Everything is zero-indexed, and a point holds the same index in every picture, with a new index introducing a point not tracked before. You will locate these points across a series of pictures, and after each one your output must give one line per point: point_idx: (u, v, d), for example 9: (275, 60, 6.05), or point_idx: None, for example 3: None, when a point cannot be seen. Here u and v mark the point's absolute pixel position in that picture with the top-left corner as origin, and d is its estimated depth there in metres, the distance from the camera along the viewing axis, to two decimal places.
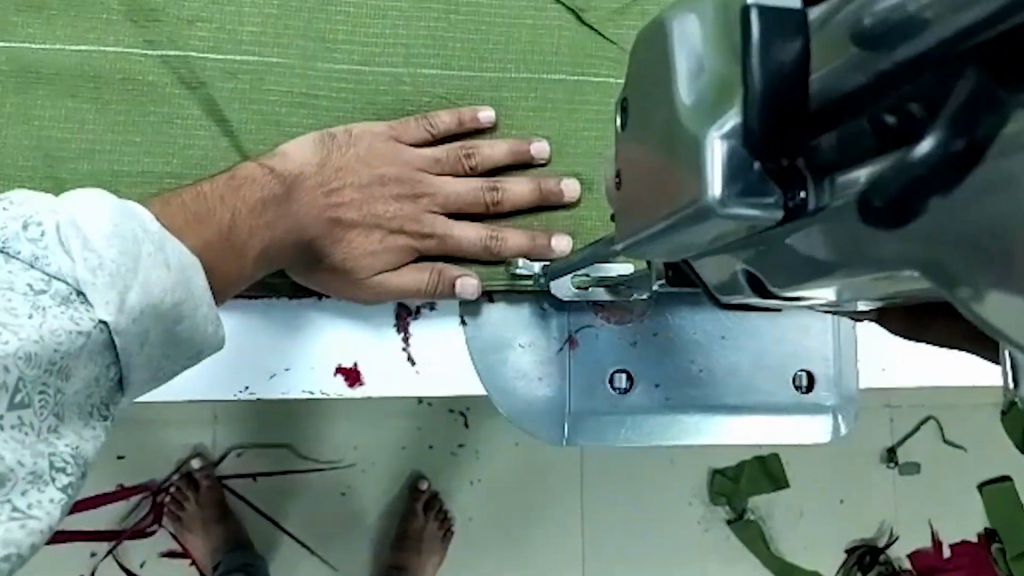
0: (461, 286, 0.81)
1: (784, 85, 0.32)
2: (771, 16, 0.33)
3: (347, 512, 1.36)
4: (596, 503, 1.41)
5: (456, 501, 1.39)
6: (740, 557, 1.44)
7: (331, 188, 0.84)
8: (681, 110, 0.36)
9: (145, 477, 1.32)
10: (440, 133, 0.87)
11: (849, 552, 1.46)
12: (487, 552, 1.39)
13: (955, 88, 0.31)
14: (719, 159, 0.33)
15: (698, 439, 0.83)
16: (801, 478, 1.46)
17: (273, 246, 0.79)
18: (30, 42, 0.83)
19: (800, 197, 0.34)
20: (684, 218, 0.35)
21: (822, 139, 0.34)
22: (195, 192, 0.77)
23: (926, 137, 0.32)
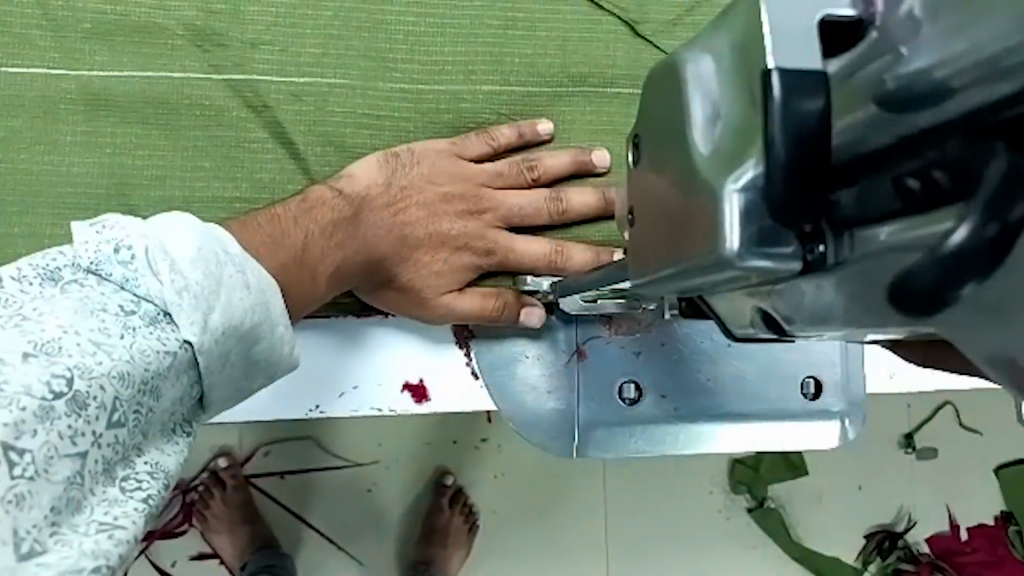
0: (528, 314, 0.84)
1: (810, 142, 0.31)
2: (798, 71, 0.31)
3: (372, 510, 1.37)
4: (620, 497, 1.42)
5: (479, 494, 1.40)
6: (761, 544, 1.46)
7: (395, 207, 0.86)
8: (695, 161, 0.35)
9: None
10: (500, 146, 0.88)
11: (868, 538, 1.48)
12: (512, 543, 1.40)
13: (983, 161, 0.29)
14: (736, 212, 0.32)
15: (708, 446, 0.86)
16: (823, 464, 1.48)
17: (341, 268, 0.82)
18: (99, 70, 0.83)
19: (818, 251, 0.33)
20: (698, 266, 0.34)
21: (843, 193, 0.33)
22: (269, 215, 0.79)
23: (959, 226, 0.28)
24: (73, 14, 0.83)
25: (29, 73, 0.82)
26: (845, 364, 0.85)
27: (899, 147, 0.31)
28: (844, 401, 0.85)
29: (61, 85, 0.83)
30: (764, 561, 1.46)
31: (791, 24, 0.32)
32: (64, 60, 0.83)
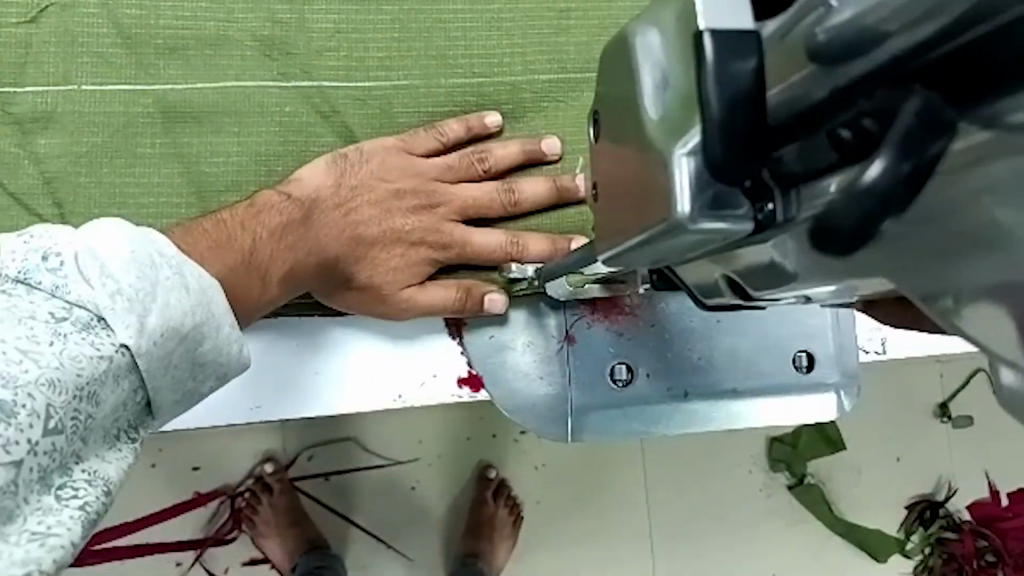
0: (490, 303, 0.82)
1: (742, 107, 0.34)
2: (729, 37, 0.34)
3: (415, 507, 1.38)
4: (661, 481, 1.44)
5: (522, 486, 1.41)
6: (803, 521, 1.47)
7: (349, 207, 0.85)
8: (647, 124, 0.38)
9: (220, 482, 1.34)
10: (449, 141, 0.88)
11: (909, 508, 1.48)
12: (557, 533, 1.42)
13: (901, 110, 0.34)
14: (686, 176, 0.35)
15: (703, 424, 0.85)
16: (861, 439, 1.49)
17: (296, 267, 0.81)
18: (172, 83, 0.85)
19: (768, 209, 0.36)
20: (654, 233, 0.38)
21: (785, 151, 0.37)
22: (215, 220, 0.79)
23: (875, 164, 0.35)
24: (147, 30, 0.85)
25: (109, 90, 0.84)
26: (837, 337, 0.85)
27: (835, 100, 0.35)
28: (839, 371, 0.86)
29: (136, 99, 0.84)
30: (808, 539, 1.47)
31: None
32: (139, 74, 0.84)
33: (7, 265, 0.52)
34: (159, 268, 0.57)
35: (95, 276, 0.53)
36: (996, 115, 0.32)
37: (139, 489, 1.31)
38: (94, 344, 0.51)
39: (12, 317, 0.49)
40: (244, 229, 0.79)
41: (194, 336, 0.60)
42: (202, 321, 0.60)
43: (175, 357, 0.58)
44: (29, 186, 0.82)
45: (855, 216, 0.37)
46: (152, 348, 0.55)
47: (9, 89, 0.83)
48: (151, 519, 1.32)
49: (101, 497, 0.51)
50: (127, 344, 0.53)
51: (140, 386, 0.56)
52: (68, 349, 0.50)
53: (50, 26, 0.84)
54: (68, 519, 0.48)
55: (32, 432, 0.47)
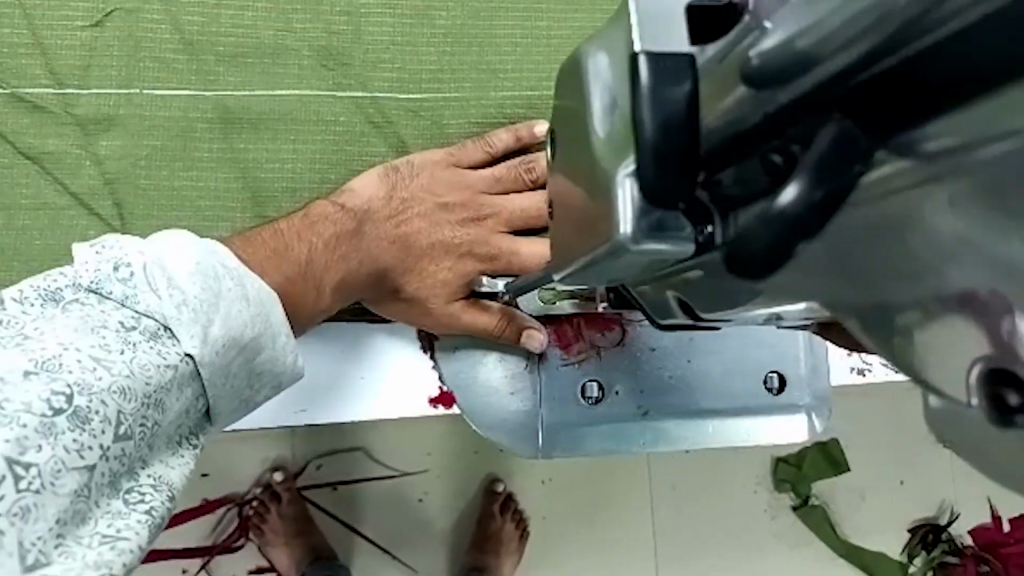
0: (530, 341, 0.87)
1: (678, 129, 0.37)
2: (665, 64, 0.37)
3: (421, 519, 1.39)
4: (667, 499, 1.44)
5: (528, 501, 1.41)
6: (807, 542, 1.47)
7: (400, 219, 0.95)
8: (596, 145, 0.41)
9: (228, 490, 1.34)
10: (495, 152, 0.97)
11: (912, 532, 1.49)
12: (561, 548, 1.42)
13: (817, 141, 0.37)
14: (629, 196, 0.38)
15: (672, 442, 0.88)
16: (867, 462, 1.49)
17: (350, 275, 0.90)
18: (231, 90, 0.95)
19: (707, 231, 0.40)
20: (602, 253, 0.41)
21: (725, 175, 0.42)
22: (276, 229, 0.89)
23: (790, 189, 0.37)
24: (209, 38, 0.95)
25: (168, 95, 0.94)
26: (808, 360, 0.88)
27: (767, 126, 0.38)
28: (811, 395, 0.88)
29: (197, 104, 0.94)
30: (812, 560, 1.47)
31: (660, 27, 0.38)
32: (200, 81, 0.94)
33: (83, 275, 0.62)
34: (221, 280, 0.67)
35: (163, 289, 0.63)
36: (918, 141, 0.34)
37: None
38: (162, 352, 0.60)
39: (87, 325, 0.58)
40: (301, 238, 0.89)
41: (250, 348, 0.69)
42: (257, 334, 0.70)
43: (233, 366, 0.68)
44: (89, 186, 0.92)
45: (760, 243, 0.39)
46: (213, 358, 0.64)
47: (75, 90, 0.93)
48: None
49: (164, 501, 0.58)
50: (190, 353, 0.62)
51: (200, 394, 0.64)
52: (139, 358, 0.58)
53: (114, 31, 0.94)
54: (136, 523, 0.55)
55: (105, 438, 0.54)
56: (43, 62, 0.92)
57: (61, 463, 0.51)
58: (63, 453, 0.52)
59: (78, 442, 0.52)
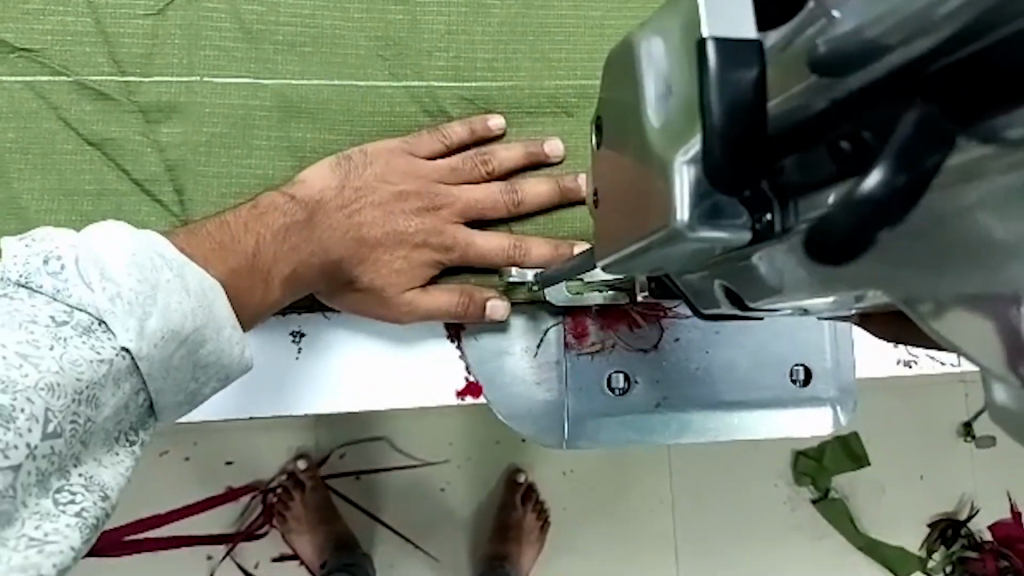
0: (494, 308, 0.84)
1: (747, 112, 0.35)
2: (729, 49, 0.35)
3: (444, 509, 1.39)
4: (685, 491, 1.45)
5: (550, 491, 1.42)
6: (827, 534, 1.47)
7: (350, 207, 0.85)
8: (650, 132, 0.39)
9: (253, 478, 1.35)
10: (453, 144, 0.88)
11: (931, 526, 1.49)
12: (583, 539, 1.43)
13: (899, 126, 0.33)
14: (686, 184, 0.36)
15: (697, 434, 0.85)
16: (886, 455, 1.50)
17: (299, 270, 0.82)
18: (290, 79, 0.88)
19: (766, 219, 0.37)
20: (655, 241, 0.39)
21: (787, 161, 0.38)
22: (220, 222, 0.80)
23: (873, 173, 0.33)
24: (268, 27, 0.88)
25: (230, 83, 0.87)
26: (835, 353, 0.85)
27: (835, 112, 0.35)
28: (836, 388, 0.85)
29: (256, 94, 0.87)
30: (832, 554, 1.47)
31: (721, 9, 0.36)
32: (259, 68, 0.88)
33: (13, 269, 0.56)
34: (158, 271, 0.60)
35: (96, 282, 0.56)
36: (998, 128, 0.32)
37: (174, 481, 1.33)
38: (95, 348, 0.54)
39: (14, 321, 0.52)
40: (247, 232, 0.80)
41: (195, 339, 0.62)
42: (202, 324, 0.63)
43: (175, 360, 0.61)
44: (152, 173, 0.85)
45: (841, 227, 0.34)
46: (153, 351, 0.58)
47: (138, 78, 0.86)
48: (183, 512, 1.33)
49: (98, 503, 0.54)
50: (127, 347, 0.56)
51: (142, 388, 0.59)
52: (69, 353, 0.52)
53: (176, 20, 0.87)
54: (66, 526, 0.51)
55: (32, 436, 0.50)
56: (106, 50, 0.85)
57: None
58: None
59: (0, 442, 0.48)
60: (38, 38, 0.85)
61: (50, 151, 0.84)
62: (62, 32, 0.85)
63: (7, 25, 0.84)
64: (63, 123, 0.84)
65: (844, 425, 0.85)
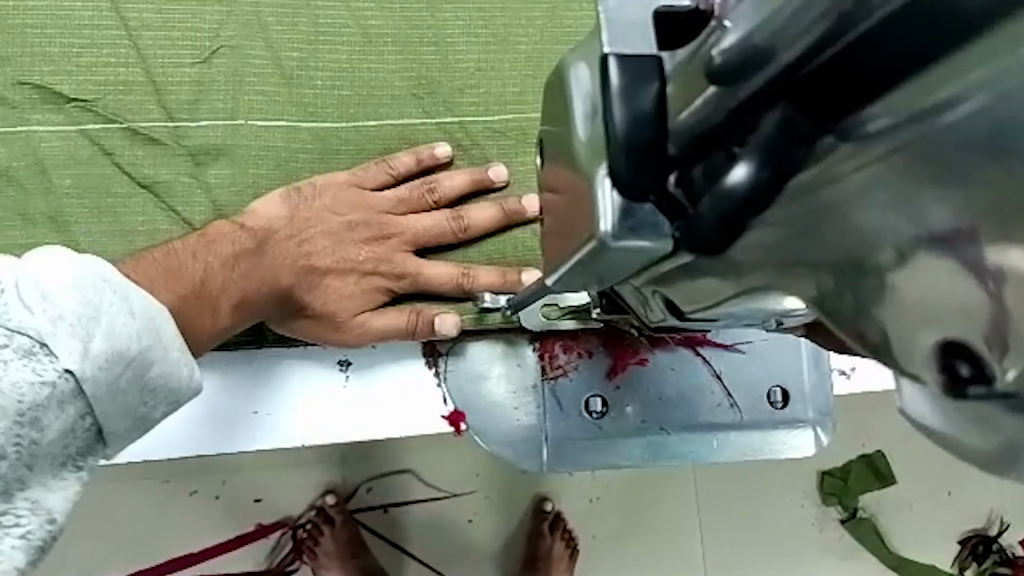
0: (440, 323, 0.85)
1: (644, 124, 0.39)
2: (635, 66, 0.39)
3: (469, 541, 1.40)
4: (710, 517, 1.45)
5: (576, 520, 1.42)
6: (858, 555, 1.46)
7: (301, 237, 0.89)
8: (576, 146, 0.43)
9: (282, 514, 1.36)
10: (400, 173, 0.92)
11: (962, 544, 1.48)
12: (611, 566, 1.43)
13: (762, 128, 0.37)
14: (611, 197, 0.39)
15: (676, 455, 0.88)
16: (914, 475, 1.48)
17: (249, 297, 0.85)
18: (329, 121, 0.93)
19: (678, 227, 0.40)
20: (588, 253, 0.42)
21: (695, 171, 0.40)
22: (167, 250, 0.84)
23: (740, 169, 0.38)
24: (306, 74, 0.94)
25: (272, 127, 0.92)
26: (811, 374, 0.89)
27: (732, 122, 0.38)
28: (815, 410, 0.88)
29: (297, 135, 0.92)
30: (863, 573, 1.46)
31: (630, 26, 0.40)
32: (300, 113, 0.93)
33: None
34: (104, 293, 0.60)
35: (38, 305, 0.56)
36: (857, 124, 0.35)
37: (202, 521, 1.34)
38: (36, 369, 0.55)
39: None
40: (195, 258, 0.84)
41: (144, 361, 0.63)
42: (148, 347, 0.63)
43: (122, 382, 0.61)
44: (202, 214, 0.90)
45: (710, 221, 0.40)
46: (98, 374, 0.58)
47: (186, 123, 0.91)
48: (212, 551, 1.34)
49: (42, 526, 0.56)
50: (70, 370, 0.56)
51: (88, 412, 0.59)
52: (10, 375, 0.54)
53: (221, 67, 0.92)
54: (9, 549, 0.54)
55: None
56: (155, 98, 0.91)
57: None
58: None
59: None
60: (90, 89, 0.90)
61: (105, 196, 0.88)
62: (115, 83, 0.91)
63: (64, 77, 0.90)
64: (117, 167, 0.89)
65: (827, 445, 0.88)
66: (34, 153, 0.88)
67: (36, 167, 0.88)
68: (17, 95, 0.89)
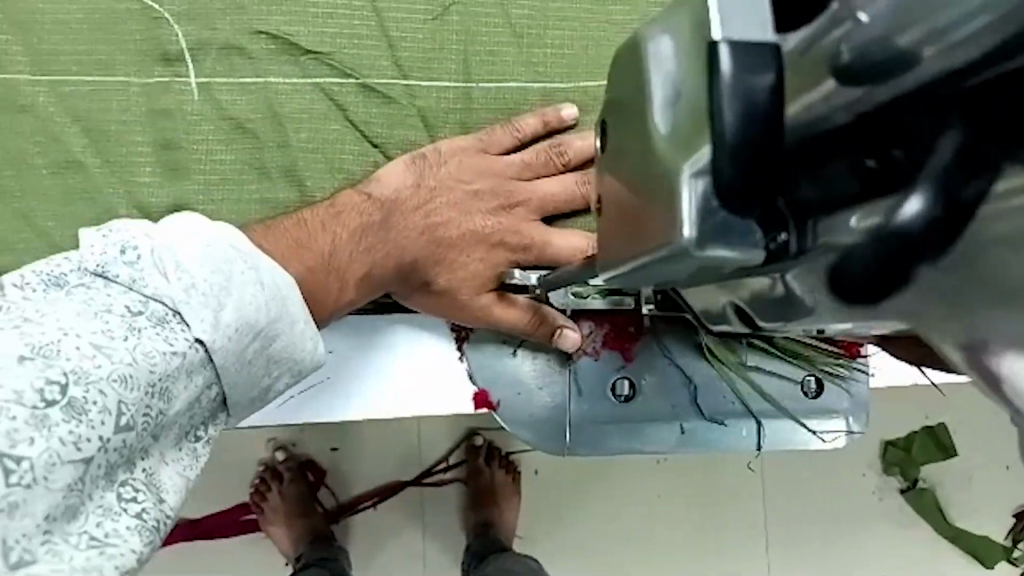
0: (562, 339, 0.86)
1: (757, 113, 0.33)
2: (745, 45, 0.33)
3: (536, 491, 1.44)
4: (778, 486, 1.47)
5: (650, 482, 1.44)
6: (915, 525, 1.48)
7: (424, 208, 0.88)
8: (654, 138, 0.36)
9: (355, 461, 1.40)
10: (526, 136, 0.89)
11: (1016, 516, 1.49)
12: (670, 528, 1.44)
13: (937, 150, 0.35)
14: (693, 200, 0.33)
15: (703, 440, 0.91)
16: (974, 447, 1.49)
17: (372, 275, 0.84)
18: (558, 81, 0.91)
19: (781, 239, 0.36)
20: (658, 258, 0.36)
21: (805, 183, 0.36)
22: (297, 220, 0.83)
23: (914, 201, 0.35)
24: (538, 30, 0.91)
25: (507, 87, 0.91)
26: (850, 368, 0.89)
27: (863, 128, 0.36)
28: (849, 399, 0.90)
29: (527, 96, 0.91)
30: (917, 543, 1.49)
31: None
32: (528, 72, 0.91)
33: (88, 257, 0.57)
34: (234, 262, 0.61)
35: (171, 273, 0.57)
36: None
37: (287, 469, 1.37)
38: (168, 339, 0.55)
39: (91, 309, 0.54)
40: (323, 230, 0.83)
41: (268, 332, 0.63)
42: (276, 318, 0.63)
43: (250, 353, 0.62)
44: None
45: (862, 258, 0.36)
46: (227, 344, 0.59)
47: (419, 82, 0.90)
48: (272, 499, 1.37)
49: (156, 505, 0.55)
50: (201, 338, 0.57)
51: (215, 381, 0.60)
52: (144, 344, 0.54)
53: (454, 25, 0.90)
54: (124, 529, 0.52)
55: (105, 429, 0.51)
56: (389, 53, 0.90)
57: (53, 457, 0.49)
58: (57, 446, 0.49)
59: (74, 434, 0.50)
60: (326, 40, 0.89)
61: (335, 153, 0.89)
62: (349, 36, 0.89)
63: (300, 28, 0.89)
64: (351, 125, 0.89)
65: (858, 434, 0.91)
66: (269, 105, 0.88)
67: (270, 118, 0.88)
68: (255, 46, 0.88)
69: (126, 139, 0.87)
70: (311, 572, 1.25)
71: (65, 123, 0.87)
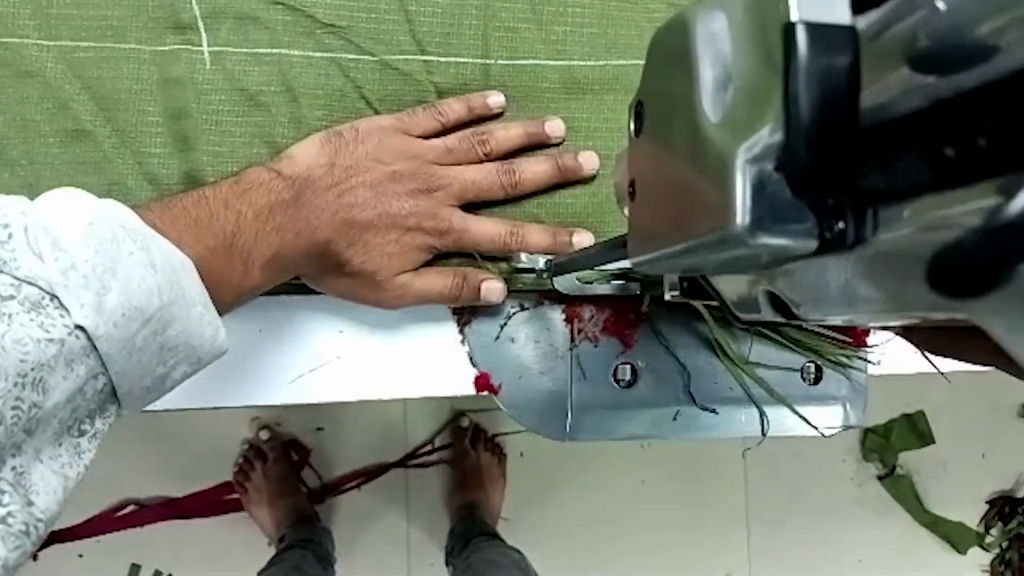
0: (487, 290, 0.84)
1: (832, 99, 0.35)
2: (822, 33, 0.35)
3: (521, 473, 1.44)
4: (759, 472, 1.48)
5: (636, 466, 1.45)
6: (891, 511, 1.51)
7: (340, 187, 0.85)
8: (703, 121, 0.38)
9: (343, 442, 1.39)
10: (449, 121, 0.88)
11: (989, 503, 1.52)
12: (653, 512, 1.45)
13: None
14: (747, 184, 0.35)
15: (703, 426, 0.91)
16: (951, 435, 1.52)
17: (282, 254, 0.81)
18: (577, 60, 0.91)
19: (838, 228, 0.36)
20: (708, 243, 0.38)
21: (872, 173, 0.36)
22: (198, 197, 0.79)
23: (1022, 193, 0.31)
24: (557, 9, 0.91)
25: (532, 66, 0.90)
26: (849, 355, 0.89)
27: (945, 115, 0.33)
28: (848, 387, 0.91)
29: (544, 74, 0.90)
30: (893, 528, 1.51)
31: None
32: (547, 51, 0.90)
33: None
34: (121, 243, 0.57)
35: (48, 252, 0.53)
36: None
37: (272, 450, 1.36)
38: (44, 326, 0.53)
39: None
40: (228, 207, 0.79)
41: (161, 319, 0.60)
42: (170, 302, 0.60)
43: (140, 341, 0.59)
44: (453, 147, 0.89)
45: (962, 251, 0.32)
46: (112, 331, 0.56)
47: (438, 58, 0.89)
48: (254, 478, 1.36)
49: (23, 506, 0.54)
50: (83, 326, 0.54)
51: (103, 372, 0.57)
52: (14, 331, 0.51)
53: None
54: None
55: None
56: (407, 29, 0.89)
57: None
58: None
59: None
60: (344, 14, 0.88)
61: None
62: (365, 11, 0.88)
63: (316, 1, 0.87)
64: (367, 103, 0.88)
65: (855, 423, 0.91)
66: (284, 78, 0.87)
67: (284, 92, 0.87)
68: (273, 17, 0.87)
69: (137, 108, 0.85)
70: (295, 552, 1.24)
71: (74, 91, 0.84)
